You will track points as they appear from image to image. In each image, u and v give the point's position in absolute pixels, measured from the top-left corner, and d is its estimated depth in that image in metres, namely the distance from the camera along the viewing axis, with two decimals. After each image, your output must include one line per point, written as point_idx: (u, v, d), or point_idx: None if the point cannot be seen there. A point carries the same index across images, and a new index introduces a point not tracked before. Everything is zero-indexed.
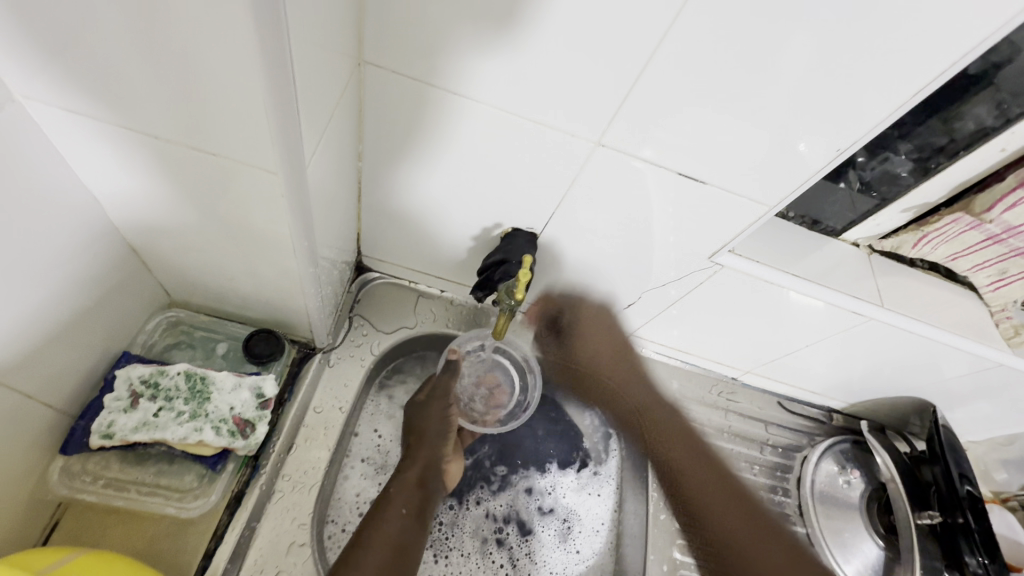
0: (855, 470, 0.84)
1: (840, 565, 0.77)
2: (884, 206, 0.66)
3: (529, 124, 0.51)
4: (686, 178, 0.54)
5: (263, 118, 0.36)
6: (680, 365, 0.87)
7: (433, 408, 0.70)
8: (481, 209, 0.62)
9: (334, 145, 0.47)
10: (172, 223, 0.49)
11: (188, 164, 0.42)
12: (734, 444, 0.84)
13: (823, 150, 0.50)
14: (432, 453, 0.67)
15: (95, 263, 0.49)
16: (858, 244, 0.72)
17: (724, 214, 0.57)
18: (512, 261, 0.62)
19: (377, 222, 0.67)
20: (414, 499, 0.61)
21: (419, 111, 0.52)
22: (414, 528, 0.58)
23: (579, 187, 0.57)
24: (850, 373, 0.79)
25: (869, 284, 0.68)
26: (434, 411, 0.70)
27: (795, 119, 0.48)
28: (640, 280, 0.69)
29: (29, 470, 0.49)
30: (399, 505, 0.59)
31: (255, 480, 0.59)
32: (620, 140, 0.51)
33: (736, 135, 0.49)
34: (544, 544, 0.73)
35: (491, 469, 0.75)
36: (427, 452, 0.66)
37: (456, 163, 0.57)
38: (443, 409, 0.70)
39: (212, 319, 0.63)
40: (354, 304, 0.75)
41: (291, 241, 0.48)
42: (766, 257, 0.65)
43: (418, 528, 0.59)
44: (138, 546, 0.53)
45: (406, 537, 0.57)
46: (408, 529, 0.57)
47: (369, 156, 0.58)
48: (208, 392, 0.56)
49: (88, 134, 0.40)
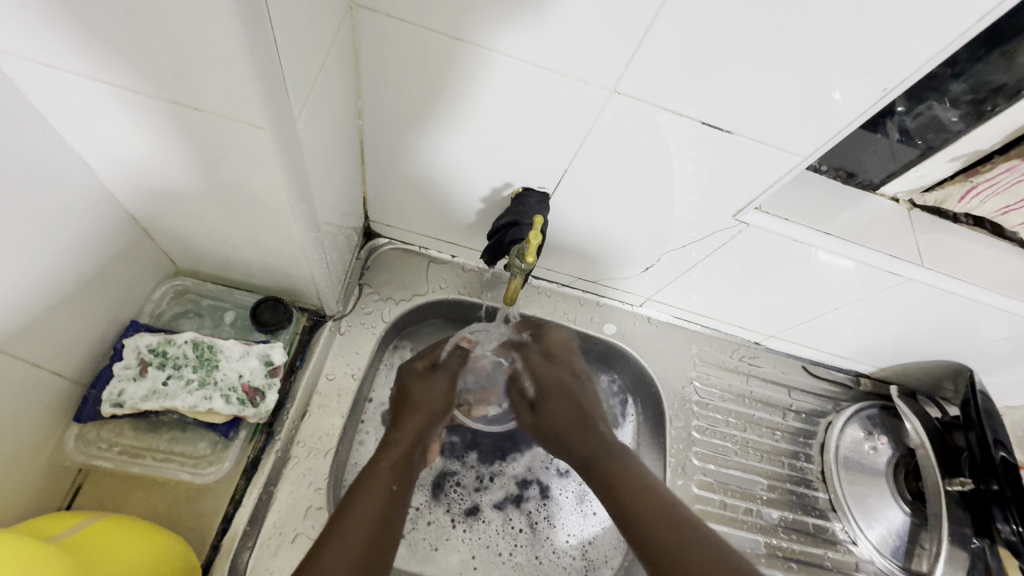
0: (882, 436, 0.81)
1: (863, 530, 0.75)
2: (929, 155, 0.61)
3: (536, 70, 0.47)
4: (709, 128, 0.50)
5: (242, 71, 0.33)
6: (701, 330, 0.84)
7: (434, 382, 0.66)
8: (491, 168, 0.59)
9: (325, 104, 0.44)
10: (167, 188, 0.47)
11: (174, 122, 0.39)
12: (756, 409, 0.82)
13: (866, 95, 0.45)
14: (424, 424, 0.62)
15: (92, 232, 0.48)
16: (897, 198, 0.67)
17: (751, 168, 0.53)
18: (524, 223, 0.59)
19: (383, 185, 0.65)
20: (398, 477, 0.55)
21: (418, 60, 0.48)
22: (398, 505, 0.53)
23: (593, 141, 0.53)
24: (882, 337, 0.75)
25: (908, 241, 0.63)
26: (437, 385, 0.66)
27: (833, 58, 0.42)
28: (659, 241, 0.66)
29: (45, 437, 0.49)
30: (385, 480, 0.54)
31: (270, 447, 0.60)
32: (637, 89, 0.47)
33: (766, 79, 0.45)
34: (563, 509, 0.71)
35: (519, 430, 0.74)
36: (421, 425, 0.62)
37: (460, 117, 0.54)
38: (443, 386, 0.66)
39: (219, 287, 0.62)
40: (364, 271, 0.73)
41: (288, 204, 0.46)
42: (796, 213, 0.61)
43: (404, 498, 0.55)
44: (158, 508, 0.54)
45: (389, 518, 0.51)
46: (390, 507, 0.52)
47: (370, 112, 0.55)
48: (216, 360, 0.56)
49: (64, 90, 0.38)
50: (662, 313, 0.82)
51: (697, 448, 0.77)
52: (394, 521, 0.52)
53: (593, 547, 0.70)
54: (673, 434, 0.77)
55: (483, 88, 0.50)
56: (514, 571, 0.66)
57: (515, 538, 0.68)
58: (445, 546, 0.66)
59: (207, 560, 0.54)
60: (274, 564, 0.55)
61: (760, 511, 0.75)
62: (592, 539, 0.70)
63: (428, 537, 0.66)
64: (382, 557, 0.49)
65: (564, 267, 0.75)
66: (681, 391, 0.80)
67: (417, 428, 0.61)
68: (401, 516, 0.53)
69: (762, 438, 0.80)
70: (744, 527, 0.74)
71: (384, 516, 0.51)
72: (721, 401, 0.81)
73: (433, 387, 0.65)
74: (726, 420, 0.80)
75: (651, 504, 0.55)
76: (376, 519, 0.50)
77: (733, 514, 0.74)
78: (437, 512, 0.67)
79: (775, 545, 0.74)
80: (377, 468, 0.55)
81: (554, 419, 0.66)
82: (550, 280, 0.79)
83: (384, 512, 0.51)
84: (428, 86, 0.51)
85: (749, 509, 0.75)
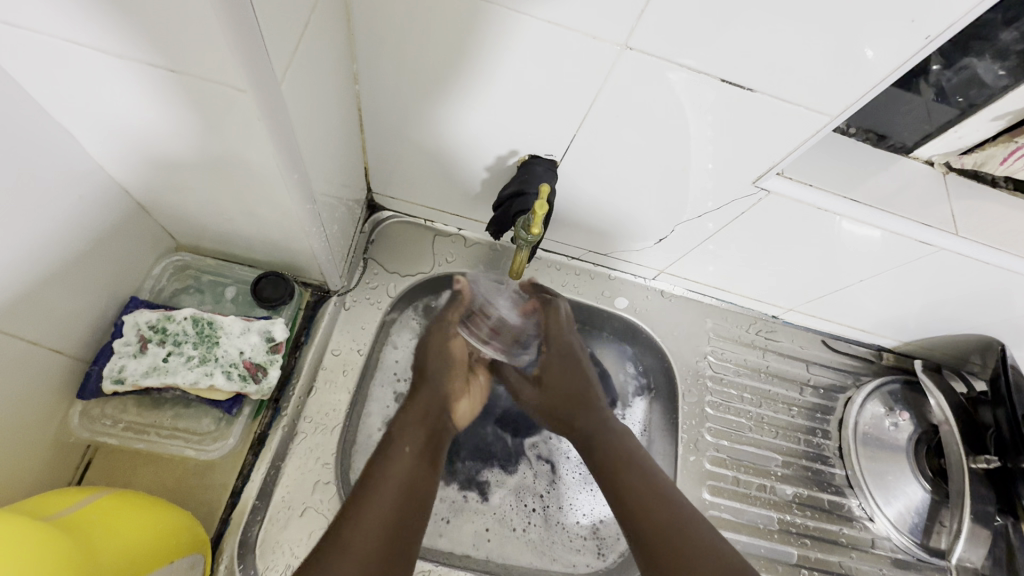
0: (904, 412, 0.79)
1: (881, 507, 0.74)
2: (970, 113, 0.56)
3: (540, 24, 0.43)
4: (730, 85, 0.46)
5: (217, 28, 0.31)
6: (716, 304, 0.81)
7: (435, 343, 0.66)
8: (497, 135, 0.56)
9: (314, 68, 0.42)
10: (156, 159, 0.45)
11: (157, 87, 0.37)
12: (772, 385, 0.79)
13: (899, 51, 0.41)
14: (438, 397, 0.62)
15: (84, 207, 0.46)
16: (931, 162, 0.62)
17: (771, 130, 0.49)
18: (529, 192, 0.56)
19: (384, 153, 0.62)
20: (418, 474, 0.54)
21: (414, 16, 0.45)
22: (425, 466, 0.55)
23: (602, 104, 0.50)
24: (907, 310, 0.72)
25: (943, 209, 0.59)
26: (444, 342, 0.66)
27: (870, 8, 0.38)
28: (673, 210, 0.62)
29: (50, 413, 0.49)
30: (402, 445, 0.55)
31: (277, 422, 0.60)
32: (651, 44, 0.43)
33: (793, 33, 0.41)
34: (571, 490, 0.70)
35: None
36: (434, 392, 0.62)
37: (463, 80, 0.50)
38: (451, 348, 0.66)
39: (219, 263, 0.61)
40: (368, 245, 0.71)
41: (279, 173, 0.44)
42: (821, 178, 0.57)
43: (428, 465, 0.56)
44: (166, 482, 0.55)
45: (416, 477, 0.53)
46: (418, 469, 0.54)
47: (367, 76, 0.52)
48: (216, 337, 0.55)
49: (35, 52, 0.35)
50: (676, 286, 0.80)
51: (710, 424, 0.76)
52: (424, 482, 0.54)
53: (604, 526, 0.69)
54: (686, 410, 0.76)
55: (484, 46, 0.46)
56: (528, 549, 0.66)
57: (528, 516, 0.68)
58: (457, 521, 0.66)
59: (216, 533, 0.54)
60: (283, 537, 0.56)
61: (774, 488, 0.74)
62: (603, 518, 0.69)
63: (439, 513, 0.66)
64: (413, 519, 0.50)
65: (574, 240, 0.73)
66: (694, 365, 0.78)
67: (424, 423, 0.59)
68: (430, 478, 0.55)
69: (778, 414, 0.78)
70: (758, 503, 0.73)
71: (411, 479, 0.53)
72: (735, 376, 0.79)
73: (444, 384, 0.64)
74: (741, 395, 0.78)
75: (649, 503, 0.53)
76: (394, 506, 0.50)
77: (746, 490, 0.73)
78: (446, 488, 0.67)
79: (789, 521, 0.72)
80: (394, 456, 0.54)
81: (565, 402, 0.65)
82: (561, 253, 0.77)
83: (400, 512, 0.50)
84: (426, 46, 0.47)
85: (763, 485, 0.74)
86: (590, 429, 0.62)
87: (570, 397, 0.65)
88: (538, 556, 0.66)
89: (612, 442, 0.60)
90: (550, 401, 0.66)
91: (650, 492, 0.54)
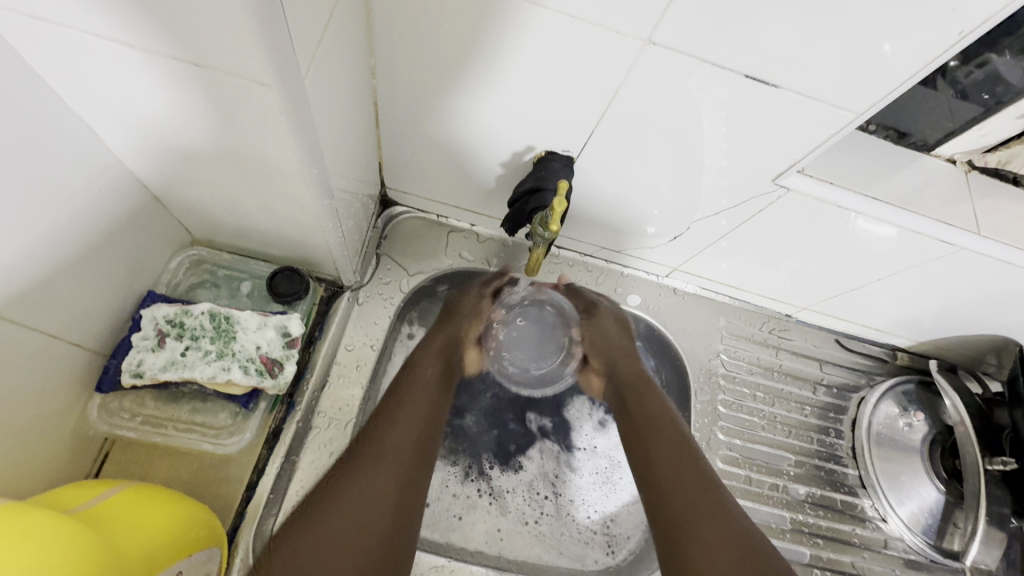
0: (918, 413, 0.78)
1: (894, 508, 0.73)
2: (996, 110, 0.56)
3: (562, 18, 0.43)
4: (754, 81, 0.45)
5: (241, 21, 0.31)
6: (728, 302, 0.80)
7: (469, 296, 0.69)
8: (514, 131, 0.56)
9: (334, 61, 0.41)
10: (175, 152, 0.45)
11: (177, 79, 0.37)
12: (784, 384, 0.79)
13: (922, 49, 0.40)
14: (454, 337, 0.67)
15: (103, 199, 0.46)
16: (953, 159, 0.61)
17: (793, 126, 0.48)
18: (547, 189, 0.56)
19: (399, 148, 0.62)
20: (434, 395, 0.61)
21: (433, 9, 0.44)
22: (443, 391, 0.63)
23: (622, 99, 0.49)
24: (923, 310, 0.71)
25: (964, 208, 0.58)
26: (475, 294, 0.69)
27: (895, 5, 0.38)
28: (689, 208, 0.62)
29: (68, 407, 0.50)
30: (425, 370, 0.63)
31: (290, 417, 0.60)
32: (672, 39, 0.43)
33: (817, 33, 0.40)
34: (582, 486, 0.70)
35: (539, 406, 0.72)
36: (455, 327, 0.67)
37: (482, 75, 0.50)
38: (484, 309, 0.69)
39: (234, 258, 0.61)
40: (381, 241, 0.71)
41: (298, 168, 0.43)
42: (841, 175, 0.56)
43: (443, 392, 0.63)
44: (183, 475, 0.55)
45: (434, 404, 0.61)
46: (438, 395, 0.62)
47: (384, 70, 0.51)
48: (233, 331, 0.55)
49: (60, 47, 0.35)
50: (689, 284, 0.79)
51: (722, 423, 0.75)
52: (441, 407, 0.62)
53: (616, 523, 0.69)
54: (698, 408, 0.76)
55: (504, 39, 0.46)
56: (539, 542, 0.66)
57: (540, 506, 0.68)
58: (472, 513, 0.66)
59: (232, 527, 0.55)
60: None
61: (786, 487, 0.73)
62: (613, 516, 0.69)
63: (454, 508, 0.66)
64: (427, 449, 0.58)
65: (587, 237, 0.73)
66: (706, 363, 0.78)
67: (441, 350, 0.65)
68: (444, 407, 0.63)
69: (790, 413, 0.77)
70: (769, 502, 0.72)
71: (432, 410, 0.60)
72: (748, 374, 0.78)
73: (466, 324, 0.67)
74: (754, 394, 0.78)
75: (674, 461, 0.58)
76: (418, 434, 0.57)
77: (758, 489, 0.73)
78: (461, 485, 0.67)
79: (801, 521, 0.72)
80: (406, 398, 0.59)
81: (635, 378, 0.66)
82: (573, 250, 0.76)
83: (416, 449, 0.56)
84: (446, 39, 0.47)
85: (776, 485, 0.73)
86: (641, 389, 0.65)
87: (625, 351, 0.69)
88: (549, 550, 0.66)
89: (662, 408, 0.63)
90: (612, 359, 0.68)
91: (679, 464, 0.57)
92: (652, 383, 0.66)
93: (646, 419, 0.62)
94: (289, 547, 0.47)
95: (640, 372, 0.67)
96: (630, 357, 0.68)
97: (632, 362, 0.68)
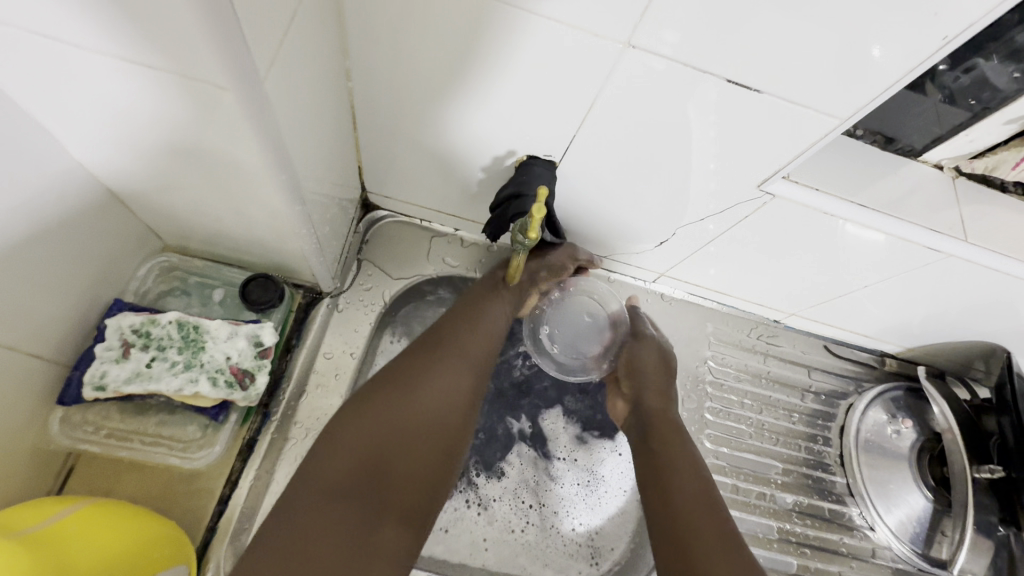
0: (906, 420, 0.77)
1: (882, 516, 0.72)
2: (983, 116, 0.55)
3: (540, 21, 0.42)
4: (736, 86, 0.44)
5: (198, 22, 0.29)
6: (716, 307, 0.80)
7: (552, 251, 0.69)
8: (495, 135, 0.55)
9: (303, 63, 0.40)
10: (137, 156, 0.43)
11: (133, 82, 0.35)
12: (772, 391, 0.78)
13: (909, 54, 0.39)
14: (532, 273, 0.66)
15: (62, 206, 0.45)
16: (941, 165, 0.60)
17: (777, 132, 0.48)
18: (527, 195, 0.54)
19: (379, 152, 0.60)
20: (501, 325, 0.62)
21: (410, 11, 0.43)
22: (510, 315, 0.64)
23: (603, 104, 0.48)
24: (911, 317, 0.71)
25: (951, 214, 0.57)
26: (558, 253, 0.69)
27: (881, 9, 0.37)
28: (674, 214, 0.61)
29: (28, 420, 0.48)
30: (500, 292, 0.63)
31: (265, 428, 0.58)
32: (653, 43, 0.42)
33: (800, 38, 0.39)
34: (565, 496, 0.68)
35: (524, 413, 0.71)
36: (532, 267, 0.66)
37: (460, 78, 0.49)
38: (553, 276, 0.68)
39: (207, 264, 0.60)
40: (362, 246, 0.70)
41: (268, 172, 0.42)
42: (826, 182, 0.55)
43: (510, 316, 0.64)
44: (151, 490, 0.53)
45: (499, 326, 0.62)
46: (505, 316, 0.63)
47: (359, 72, 0.50)
48: (202, 341, 0.53)
49: (5, 48, 0.33)
50: (677, 290, 0.78)
51: (710, 431, 0.74)
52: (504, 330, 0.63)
53: (600, 536, 0.67)
54: (686, 416, 0.74)
55: (481, 41, 0.45)
56: (523, 553, 0.65)
57: (526, 516, 0.67)
58: (456, 527, 0.64)
59: (203, 542, 0.53)
60: None
61: (774, 496, 0.73)
62: (597, 528, 0.68)
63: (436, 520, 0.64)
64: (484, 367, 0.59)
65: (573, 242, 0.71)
66: (694, 370, 0.77)
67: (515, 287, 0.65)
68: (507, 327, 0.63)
69: (778, 420, 0.77)
70: (757, 512, 0.71)
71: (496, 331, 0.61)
72: (736, 381, 0.78)
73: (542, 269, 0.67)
74: (742, 401, 0.77)
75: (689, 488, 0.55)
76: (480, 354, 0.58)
77: (746, 498, 0.72)
78: None
79: (788, 530, 0.71)
80: (479, 314, 0.60)
81: (663, 421, 0.63)
82: None
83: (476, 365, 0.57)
84: (423, 42, 0.46)
85: (763, 493, 0.72)
86: (660, 425, 0.63)
87: (660, 383, 0.67)
88: (533, 561, 0.65)
89: (681, 441, 0.61)
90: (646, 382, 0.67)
91: (694, 492, 0.55)
92: (677, 428, 0.63)
93: (664, 444, 0.60)
94: (349, 422, 0.49)
95: (669, 414, 0.64)
96: (662, 392, 0.67)
97: (662, 401, 0.66)
